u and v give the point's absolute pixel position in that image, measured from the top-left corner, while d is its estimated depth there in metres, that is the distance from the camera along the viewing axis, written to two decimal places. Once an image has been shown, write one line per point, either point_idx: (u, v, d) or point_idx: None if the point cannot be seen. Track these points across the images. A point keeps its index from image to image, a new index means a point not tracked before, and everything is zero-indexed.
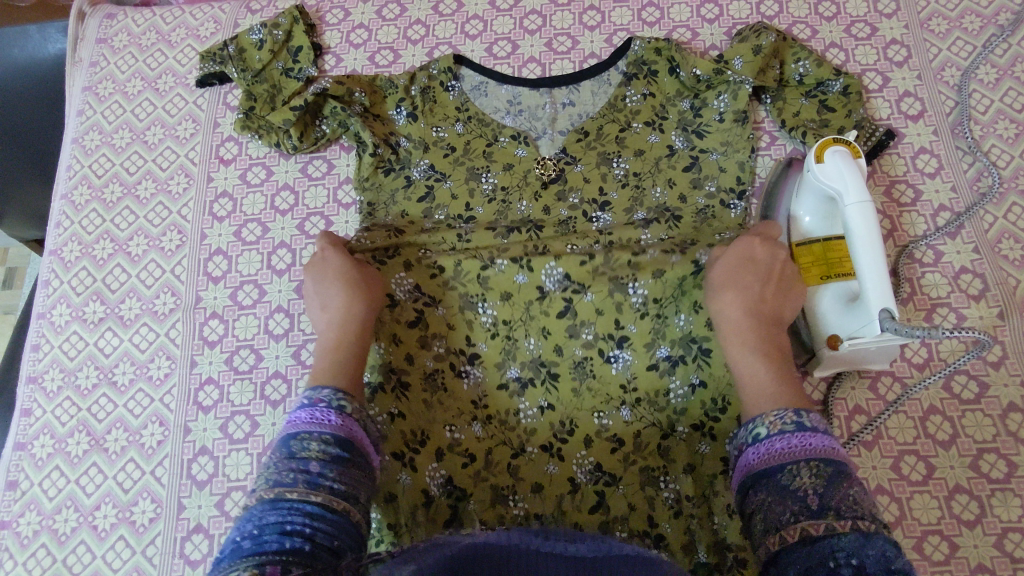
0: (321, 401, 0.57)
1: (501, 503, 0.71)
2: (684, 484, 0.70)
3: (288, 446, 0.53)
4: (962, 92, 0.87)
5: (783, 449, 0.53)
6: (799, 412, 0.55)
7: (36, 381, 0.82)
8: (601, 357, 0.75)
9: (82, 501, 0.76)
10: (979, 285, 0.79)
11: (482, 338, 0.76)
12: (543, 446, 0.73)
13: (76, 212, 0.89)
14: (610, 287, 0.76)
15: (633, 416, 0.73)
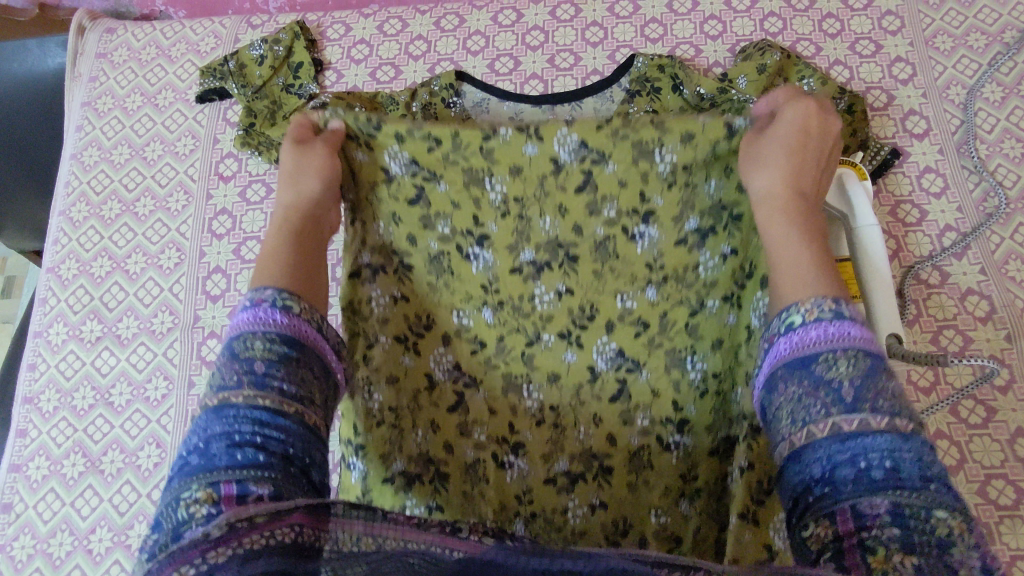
0: (263, 301, 0.45)
1: (515, 393, 0.64)
2: (713, 362, 0.61)
3: (230, 348, 0.43)
4: (968, 111, 0.86)
5: (817, 340, 0.41)
6: (839, 300, 0.43)
7: (31, 402, 0.81)
8: (625, 236, 0.59)
9: (77, 525, 0.75)
10: (985, 306, 0.78)
11: (491, 219, 0.59)
12: (560, 334, 0.63)
13: (74, 228, 0.88)
14: (635, 151, 0.54)
15: (660, 295, 0.60)
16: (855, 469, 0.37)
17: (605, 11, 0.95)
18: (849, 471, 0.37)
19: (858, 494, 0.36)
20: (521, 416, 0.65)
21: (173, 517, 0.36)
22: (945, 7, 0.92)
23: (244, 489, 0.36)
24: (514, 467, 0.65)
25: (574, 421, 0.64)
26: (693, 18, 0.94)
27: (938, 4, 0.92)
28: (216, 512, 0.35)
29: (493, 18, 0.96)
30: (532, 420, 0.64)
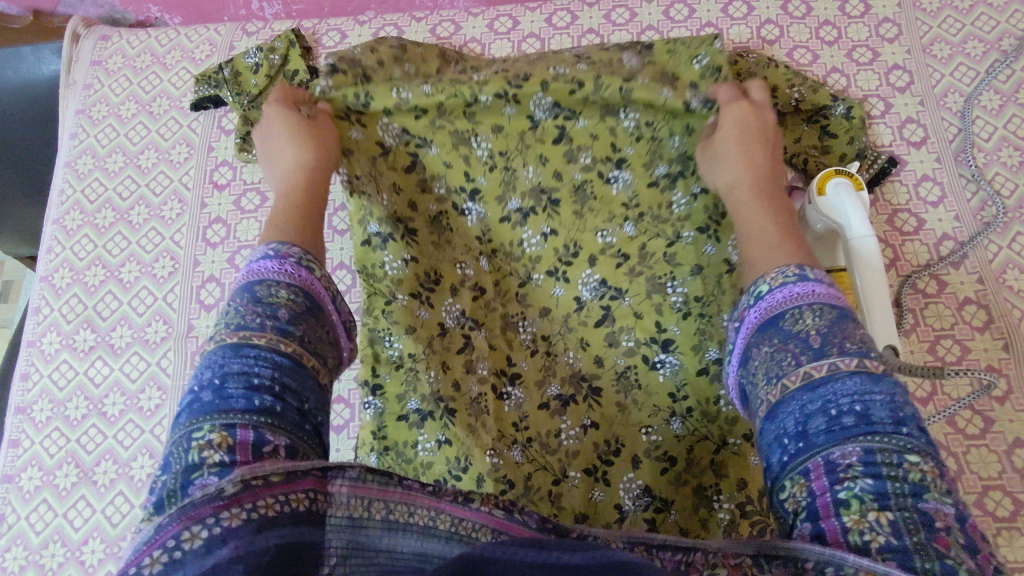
0: (288, 256, 0.51)
1: (511, 328, 0.75)
2: (691, 285, 0.71)
3: (252, 292, 0.48)
4: (965, 120, 0.86)
5: (783, 300, 0.49)
6: (802, 266, 0.51)
7: (24, 412, 0.80)
8: (600, 180, 0.74)
9: (70, 536, 0.74)
10: (983, 316, 0.78)
11: (481, 173, 0.74)
12: (549, 272, 0.75)
13: (68, 237, 0.88)
14: (602, 113, 0.72)
15: (637, 231, 0.73)
16: (826, 417, 0.41)
17: (601, 18, 0.95)
18: (821, 420, 0.42)
19: (829, 442, 0.41)
20: (517, 347, 0.74)
21: (185, 459, 0.39)
22: (942, 14, 0.92)
23: (260, 437, 0.41)
24: (511, 397, 0.72)
25: (564, 347, 0.73)
26: (690, 25, 0.94)
27: (935, 11, 0.92)
28: (230, 461, 0.39)
29: (489, 24, 0.96)
30: (527, 351, 0.74)
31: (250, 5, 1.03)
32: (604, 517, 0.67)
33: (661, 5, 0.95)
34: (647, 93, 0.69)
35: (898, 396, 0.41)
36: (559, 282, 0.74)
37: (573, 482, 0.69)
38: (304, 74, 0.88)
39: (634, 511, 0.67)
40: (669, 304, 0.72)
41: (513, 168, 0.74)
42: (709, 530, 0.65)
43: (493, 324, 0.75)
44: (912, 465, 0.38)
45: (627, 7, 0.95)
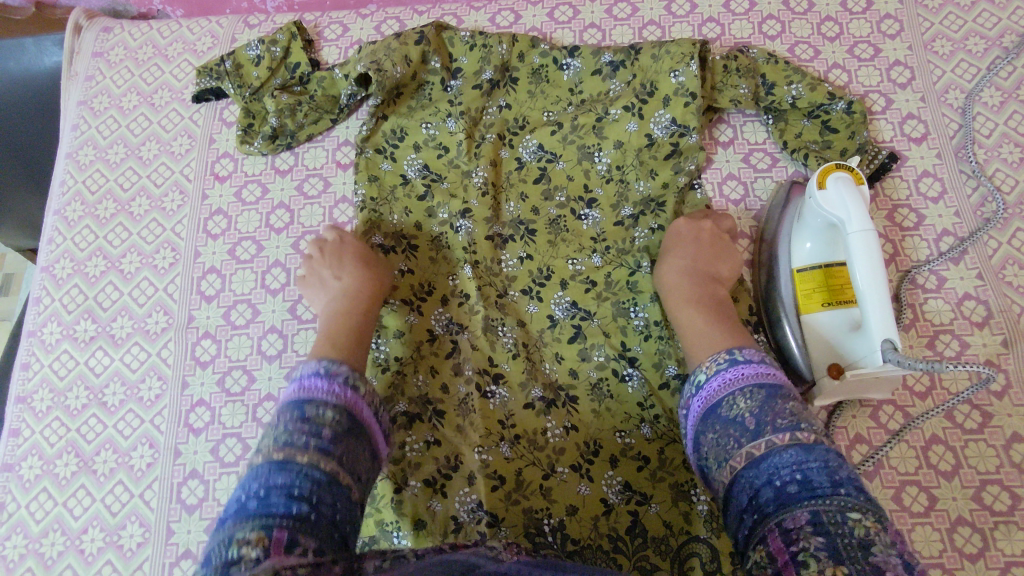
0: (336, 374, 0.59)
1: (492, 332, 0.77)
2: (652, 310, 0.76)
3: (303, 410, 0.55)
4: (966, 116, 0.86)
5: (722, 384, 0.59)
6: (731, 352, 0.61)
7: (24, 401, 0.80)
8: (573, 216, 0.81)
9: (70, 525, 0.74)
10: (982, 311, 0.78)
11: (474, 196, 0.81)
12: (524, 290, 0.79)
13: (69, 228, 0.88)
14: (578, 155, 0.83)
15: (604, 261, 0.79)
16: (773, 489, 0.49)
17: (603, 12, 0.95)
18: (769, 492, 0.49)
19: (777, 511, 0.48)
20: (499, 350, 0.76)
21: (227, 555, 0.44)
22: (944, 11, 0.92)
23: (294, 540, 0.45)
24: (496, 396, 0.75)
25: (541, 359, 0.76)
26: (692, 20, 0.94)
27: (937, 8, 0.92)
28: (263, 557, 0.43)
29: (491, 19, 0.96)
30: (508, 354, 0.76)
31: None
32: (592, 511, 0.71)
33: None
34: (615, 130, 0.82)
35: (830, 461, 0.49)
36: (534, 300, 0.78)
37: (562, 477, 0.72)
38: (305, 68, 0.89)
39: (617, 503, 0.71)
40: (632, 326, 0.76)
41: (498, 201, 0.82)
42: (690, 521, 0.69)
43: (475, 327, 0.77)
44: (855, 523, 0.45)
45: (629, 2, 0.95)
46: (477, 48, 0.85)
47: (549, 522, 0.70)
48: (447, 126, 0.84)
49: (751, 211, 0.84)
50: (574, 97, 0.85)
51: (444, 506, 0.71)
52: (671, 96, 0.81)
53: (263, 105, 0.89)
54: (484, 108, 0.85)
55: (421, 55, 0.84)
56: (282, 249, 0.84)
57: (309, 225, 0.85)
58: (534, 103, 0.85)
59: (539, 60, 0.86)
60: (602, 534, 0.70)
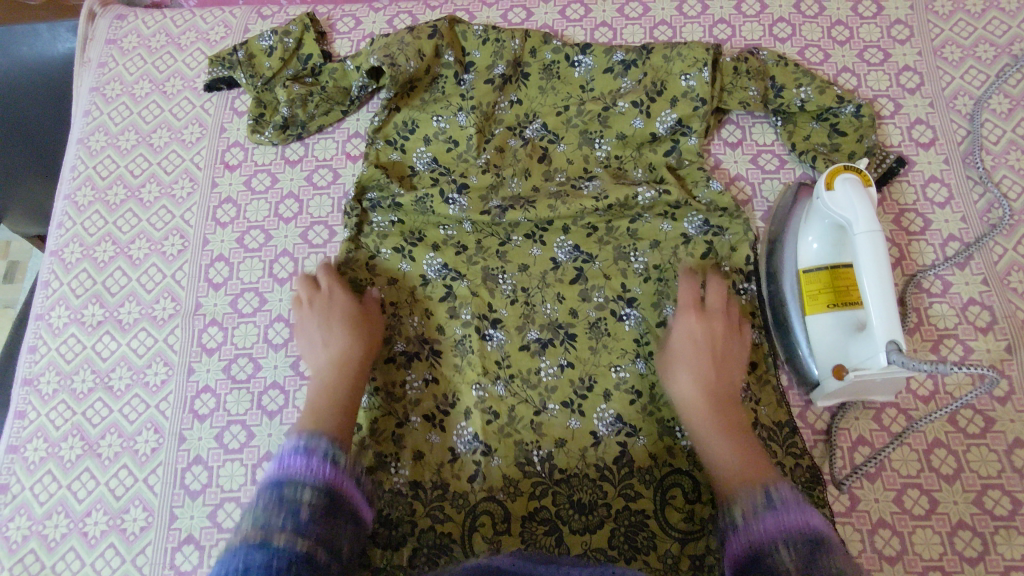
0: (316, 450, 0.59)
1: (492, 279, 0.78)
2: (652, 256, 0.78)
3: (281, 491, 0.54)
4: (974, 122, 0.86)
5: (761, 533, 0.55)
6: (769, 490, 0.57)
7: (31, 384, 0.81)
8: (573, 188, 0.81)
9: (73, 507, 0.75)
10: (987, 317, 0.78)
11: (474, 172, 0.82)
12: (527, 235, 0.80)
13: (79, 213, 0.89)
14: (579, 140, 0.84)
15: (607, 212, 0.80)
16: None
17: (615, 12, 0.95)
18: None
19: None
20: (498, 296, 0.78)
21: None
22: (954, 18, 0.92)
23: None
24: (494, 338, 0.76)
25: (542, 298, 0.78)
26: (703, 21, 0.94)
27: (947, 14, 0.93)
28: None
29: (503, 15, 0.96)
30: (508, 299, 0.78)
31: None
32: (581, 443, 0.72)
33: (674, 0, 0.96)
34: (620, 122, 0.83)
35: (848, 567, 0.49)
36: (537, 244, 0.80)
37: (552, 413, 0.73)
38: (317, 60, 0.90)
39: (607, 435, 0.73)
40: (632, 269, 0.78)
41: (502, 175, 0.82)
42: (673, 455, 0.72)
43: (474, 275, 0.79)
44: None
45: (641, 2, 0.96)
46: (490, 43, 0.86)
47: (538, 454, 0.72)
48: (457, 121, 0.84)
49: (757, 212, 0.85)
50: (585, 96, 0.85)
51: (440, 439, 0.73)
52: (680, 97, 0.82)
53: (275, 95, 0.89)
54: (495, 103, 0.85)
55: (435, 50, 0.84)
56: (290, 239, 0.85)
57: (318, 216, 0.86)
58: (546, 99, 0.86)
59: (551, 56, 0.87)
60: (589, 464, 0.72)
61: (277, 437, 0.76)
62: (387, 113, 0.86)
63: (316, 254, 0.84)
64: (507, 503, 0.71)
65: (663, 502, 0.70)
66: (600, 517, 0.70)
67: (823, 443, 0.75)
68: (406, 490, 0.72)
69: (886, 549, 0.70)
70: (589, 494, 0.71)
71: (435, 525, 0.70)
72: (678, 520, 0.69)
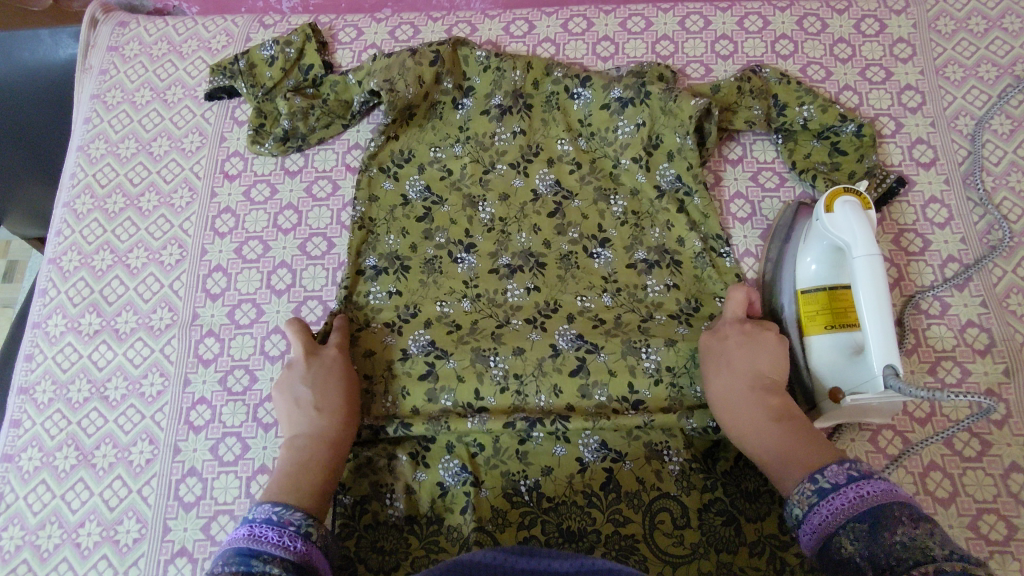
0: (290, 523, 0.57)
1: (482, 362, 0.76)
2: (664, 355, 0.75)
3: (248, 563, 0.52)
4: (975, 143, 0.86)
5: (822, 522, 0.54)
6: (815, 477, 0.57)
7: (26, 393, 0.81)
8: (585, 253, 0.82)
9: (67, 518, 0.74)
10: (985, 339, 0.78)
11: (479, 231, 0.84)
12: (527, 319, 0.79)
13: (78, 220, 0.88)
14: (594, 196, 0.85)
15: (615, 301, 0.80)
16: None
17: (617, 26, 0.95)
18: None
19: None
20: (486, 382, 0.75)
21: None
22: (957, 37, 0.92)
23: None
24: (476, 418, 0.73)
25: (535, 389, 0.75)
26: (705, 37, 0.94)
27: (950, 33, 0.93)
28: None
29: (505, 28, 0.96)
30: (497, 387, 0.75)
31: None
32: (567, 470, 0.73)
33: (676, 16, 0.96)
34: (627, 178, 0.85)
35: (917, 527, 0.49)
36: (538, 329, 0.78)
37: (537, 442, 0.74)
38: (318, 71, 0.90)
39: (593, 461, 0.73)
40: (641, 368, 0.75)
41: (508, 231, 0.84)
42: (661, 478, 0.72)
43: (463, 355, 0.76)
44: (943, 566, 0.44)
45: (643, 17, 0.96)
46: (490, 71, 0.88)
47: (525, 484, 0.73)
48: (454, 151, 0.87)
49: (757, 230, 0.84)
50: (583, 131, 0.87)
51: (428, 476, 0.73)
52: (676, 152, 0.83)
53: (275, 106, 0.89)
54: (494, 133, 0.87)
55: (435, 76, 0.87)
56: (288, 250, 0.85)
57: (316, 228, 0.86)
58: (548, 131, 0.88)
59: (551, 88, 0.88)
60: (576, 491, 0.72)
61: (272, 450, 0.76)
62: (385, 141, 0.88)
63: (314, 265, 0.84)
64: (495, 535, 0.70)
65: (652, 527, 0.70)
66: (589, 544, 0.70)
67: None
68: (401, 523, 0.71)
69: None
70: (578, 522, 0.71)
71: (429, 555, 0.70)
72: (668, 545, 0.69)
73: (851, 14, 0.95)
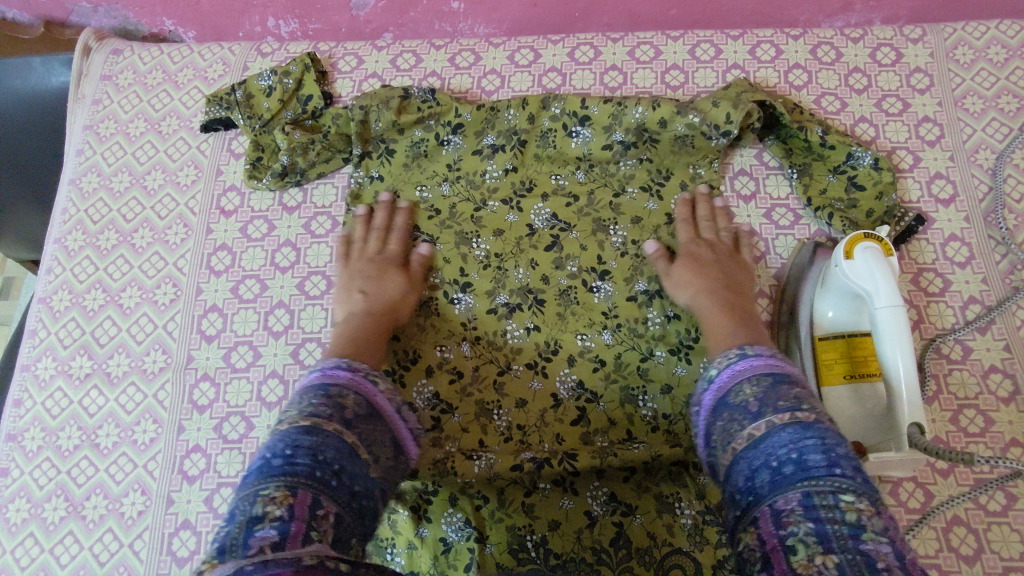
0: (357, 367, 0.59)
1: (486, 415, 0.76)
2: (661, 403, 0.75)
3: (326, 389, 0.55)
4: (997, 178, 0.83)
5: (730, 378, 0.58)
6: (743, 347, 0.60)
7: (15, 439, 0.78)
8: (584, 288, 0.80)
9: (55, 573, 0.72)
10: (1009, 386, 0.75)
11: (474, 269, 0.81)
12: (528, 365, 0.77)
13: (69, 258, 0.86)
14: (593, 226, 0.82)
15: (615, 339, 0.77)
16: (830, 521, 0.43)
17: (625, 55, 0.93)
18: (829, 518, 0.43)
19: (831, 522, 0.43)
20: (491, 433, 0.75)
21: (252, 510, 0.43)
22: (976, 67, 0.90)
23: (316, 502, 0.45)
24: (482, 459, 0.72)
25: (539, 439, 0.75)
26: (716, 66, 0.91)
27: (969, 63, 0.90)
28: (289, 517, 0.43)
29: (510, 56, 0.93)
30: (501, 437, 0.75)
31: (265, 23, 1.01)
32: (575, 524, 0.71)
33: (686, 44, 0.93)
34: (631, 207, 0.83)
35: (828, 438, 0.49)
36: (538, 376, 0.77)
37: (544, 493, 0.72)
38: (318, 102, 0.88)
39: (602, 515, 0.71)
40: (640, 416, 0.75)
41: (504, 267, 0.81)
42: (673, 532, 0.69)
43: (468, 409, 0.76)
44: (847, 505, 0.43)
45: (652, 45, 0.93)
46: (484, 109, 0.86)
47: (532, 539, 0.70)
48: (442, 191, 0.85)
49: (771, 268, 0.82)
50: (582, 163, 0.85)
51: (431, 531, 0.72)
52: (687, 182, 0.84)
53: (273, 138, 0.87)
54: (484, 171, 0.85)
55: (418, 117, 0.86)
56: (286, 289, 0.82)
57: (315, 265, 0.83)
58: (541, 167, 0.86)
59: (548, 123, 0.86)
60: (585, 547, 0.69)
61: None
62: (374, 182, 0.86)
63: (312, 306, 0.81)
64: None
65: None
66: None
67: None
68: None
69: None
70: None
71: None
72: None
73: (866, 43, 0.92)
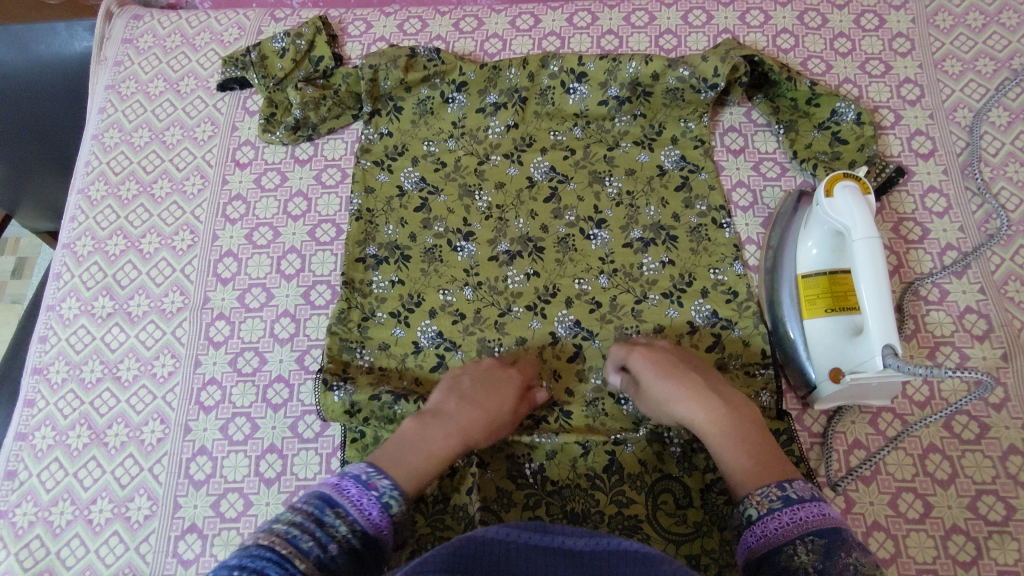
0: (376, 488, 0.60)
1: (487, 352, 0.79)
2: None
3: (324, 512, 0.57)
4: (974, 134, 0.88)
5: (775, 529, 0.58)
6: (782, 485, 0.60)
7: (40, 372, 0.82)
8: (581, 235, 0.84)
9: (79, 495, 0.76)
10: (983, 325, 0.79)
11: (477, 219, 0.86)
12: (527, 307, 0.81)
13: (92, 207, 0.90)
14: (589, 178, 0.87)
15: (610, 283, 0.82)
16: None
17: (621, 20, 0.97)
18: None
19: None
20: None
21: None
22: (955, 32, 0.94)
23: None
24: None
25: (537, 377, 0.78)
26: (707, 31, 0.96)
27: (948, 28, 0.94)
28: None
29: (511, 22, 0.98)
30: None
31: None
32: (570, 453, 0.75)
33: (679, 11, 0.97)
34: (626, 160, 0.87)
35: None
36: (537, 317, 0.80)
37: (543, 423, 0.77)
38: (329, 63, 0.92)
39: (595, 444, 0.74)
40: None
41: (506, 217, 0.86)
42: (663, 460, 0.74)
43: (470, 347, 0.79)
44: None
45: (647, 12, 0.98)
46: (486, 68, 0.91)
47: (530, 466, 0.75)
48: (447, 146, 0.90)
49: (758, 218, 0.86)
50: (579, 121, 0.90)
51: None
52: (679, 137, 0.88)
53: (287, 96, 0.92)
54: (487, 127, 0.90)
55: (424, 75, 0.90)
56: (298, 236, 0.87)
57: (325, 214, 0.88)
58: (541, 123, 0.90)
59: (547, 81, 0.90)
60: (579, 474, 0.74)
61: (281, 429, 0.77)
62: (381, 136, 0.91)
63: (323, 251, 0.86)
64: (500, 514, 0.73)
65: (655, 507, 0.72)
66: (593, 525, 0.72)
67: (818, 446, 0.76)
68: None
69: (880, 552, 0.70)
70: (581, 504, 0.72)
71: (436, 532, 0.71)
72: (670, 524, 0.71)
73: (851, 9, 0.97)
